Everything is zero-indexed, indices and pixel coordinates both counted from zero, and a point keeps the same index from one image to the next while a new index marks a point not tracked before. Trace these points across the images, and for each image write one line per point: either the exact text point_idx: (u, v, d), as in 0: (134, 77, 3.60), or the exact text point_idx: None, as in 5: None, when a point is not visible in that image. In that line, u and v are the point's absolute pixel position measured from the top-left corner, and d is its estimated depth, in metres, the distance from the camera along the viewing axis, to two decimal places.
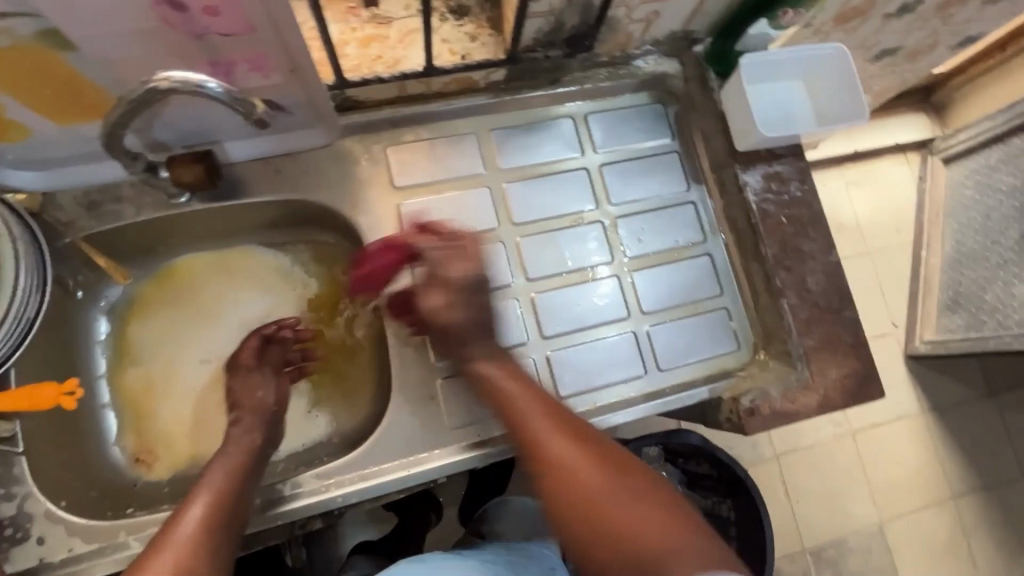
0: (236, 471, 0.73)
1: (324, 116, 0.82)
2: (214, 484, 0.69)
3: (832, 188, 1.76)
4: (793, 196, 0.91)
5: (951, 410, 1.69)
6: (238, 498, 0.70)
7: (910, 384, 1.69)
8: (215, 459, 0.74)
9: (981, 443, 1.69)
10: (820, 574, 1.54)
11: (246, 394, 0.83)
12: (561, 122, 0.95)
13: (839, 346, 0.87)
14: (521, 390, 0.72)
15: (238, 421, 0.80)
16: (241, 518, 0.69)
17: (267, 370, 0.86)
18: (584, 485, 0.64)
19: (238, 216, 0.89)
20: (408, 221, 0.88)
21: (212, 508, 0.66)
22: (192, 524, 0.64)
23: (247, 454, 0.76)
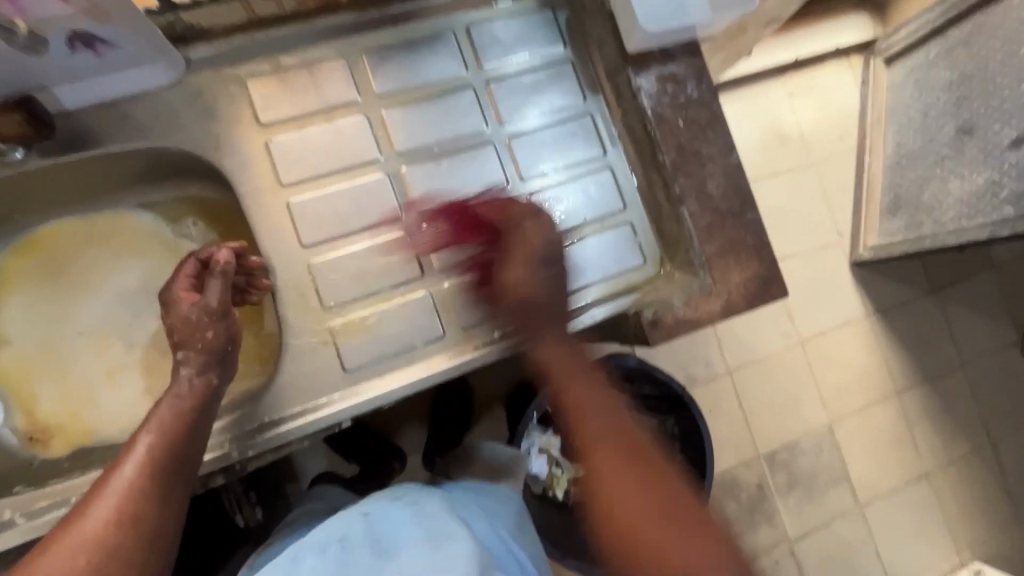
0: (187, 409, 0.67)
1: (160, 49, 0.74)
2: (161, 421, 0.65)
3: (774, 98, 1.69)
4: (690, 96, 0.86)
5: (893, 310, 1.74)
6: (188, 437, 0.65)
7: (855, 290, 1.71)
8: (165, 396, 0.68)
9: (924, 338, 1.75)
10: (775, 476, 1.59)
11: (188, 332, 0.71)
12: (440, 38, 0.88)
13: (741, 249, 0.85)
14: (587, 391, 0.64)
15: (186, 360, 0.70)
16: (192, 456, 0.65)
17: (208, 306, 0.71)
18: (619, 487, 0.58)
19: (94, 175, 0.82)
20: (281, 161, 0.82)
21: (158, 446, 0.63)
22: (138, 461, 0.61)
23: (198, 398, 0.69)
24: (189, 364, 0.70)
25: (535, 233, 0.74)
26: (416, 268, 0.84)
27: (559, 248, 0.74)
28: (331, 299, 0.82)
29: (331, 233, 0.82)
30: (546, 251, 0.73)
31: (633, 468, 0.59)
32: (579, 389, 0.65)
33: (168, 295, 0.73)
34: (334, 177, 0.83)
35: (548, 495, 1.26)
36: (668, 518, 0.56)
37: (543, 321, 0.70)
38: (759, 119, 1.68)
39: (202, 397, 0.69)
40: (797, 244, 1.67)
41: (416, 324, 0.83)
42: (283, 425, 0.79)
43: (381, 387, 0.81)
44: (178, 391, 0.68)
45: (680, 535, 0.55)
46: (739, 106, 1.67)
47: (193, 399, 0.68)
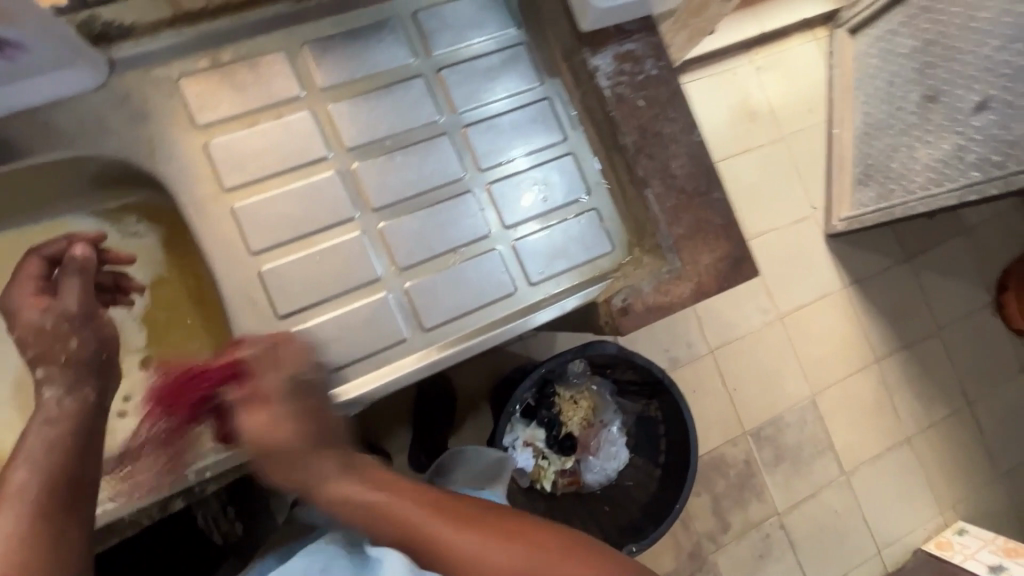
0: (66, 435, 0.60)
1: (76, 51, 0.68)
2: (34, 451, 0.58)
3: (741, 73, 1.67)
4: (649, 75, 0.84)
5: (869, 280, 1.74)
6: (75, 463, 0.59)
7: (831, 261, 1.71)
8: (32, 424, 0.60)
9: (900, 307, 1.76)
10: (761, 452, 1.60)
11: (44, 345, 0.65)
12: (385, 25, 0.83)
13: (709, 230, 0.83)
14: (392, 497, 0.61)
15: (48, 377, 0.64)
16: (86, 480, 0.60)
17: (67, 311, 0.67)
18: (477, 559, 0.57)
19: (23, 188, 0.77)
20: (223, 163, 0.77)
21: (39, 482, 0.56)
22: (19, 500, 0.54)
23: (80, 418, 0.62)
24: (53, 382, 0.63)
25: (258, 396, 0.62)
26: (374, 268, 0.80)
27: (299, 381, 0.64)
28: (286, 308, 0.78)
29: (282, 237, 0.78)
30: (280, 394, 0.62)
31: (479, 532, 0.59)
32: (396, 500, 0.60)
33: (10, 305, 0.67)
34: (281, 177, 0.79)
35: (535, 487, 1.26)
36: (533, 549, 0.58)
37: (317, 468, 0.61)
38: (726, 95, 1.66)
39: (79, 415, 0.62)
40: (771, 220, 1.67)
41: (379, 326, 0.80)
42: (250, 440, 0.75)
43: (349, 395, 0.77)
44: (47, 413, 0.61)
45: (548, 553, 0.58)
46: (707, 83, 1.65)
47: (64, 418, 0.61)
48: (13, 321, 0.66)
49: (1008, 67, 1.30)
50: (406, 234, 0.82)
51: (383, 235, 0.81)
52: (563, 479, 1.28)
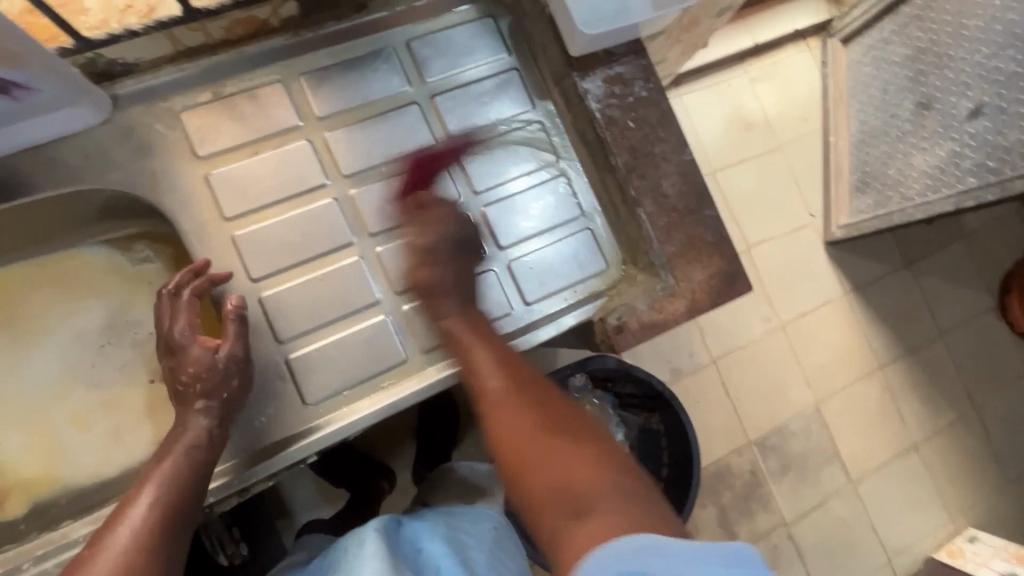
0: (199, 459, 0.70)
1: (82, 89, 0.70)
2: (166, 470, 0.67)
3: (735, 84, 1.69)
4: (638, 96, 0.85)
5: (870, 287, 1.75)
6: (193, 486, 0.68)
7: (831, 269, 1.71)
8: (180, 443, 0.70)
9: (902, 312, 1.76)
10: (766, 461, 1.59)
11: (213, 381, 0.72)
12: (379, 54, 0.85)
13: (702, 247, 0.84)
14: (478, 341, 0.75)
15: (205, 408, 0.72)
16: (191, 509, 0.67)
17: (234, 355, 0.73)
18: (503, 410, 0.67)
19: (32, 219, 0.78)
20: (223, 193, 0.79)
21: (167, 495, 0.65)
22: (132, 518, 0.62)
23: (207, 446, 0.71)
24: (206, 414, 0.72)
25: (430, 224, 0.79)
26: (373, 292, 0.82)
27: (463, 238, 0.81)
28: (285, 333, 0.79)
29: (284, 263, 0.80)
30: (444, 241, 0.79)
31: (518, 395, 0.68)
32: (478, 345, 0.75)
33: (177, 340, 0.74)
34: (282, 205, 0.81)
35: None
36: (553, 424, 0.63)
37: (444, 298, 0.78)
38: (720, 106, 1.67)
39: (208, 445, 0.71)
40: (770, 229, 1.67)
41: (379, 349, 0.81)
42: (268, 457, 0.77)
43: (348, 417, 0.78)
44: (184, 440, 0.70)
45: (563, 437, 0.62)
46: (702, 95, 1.66)
47: (195, 447, 0.70)
48: (179, 356, 0.74)
49: (1001, 74, 1.31)
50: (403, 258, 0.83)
51: (381, 259, 0.83)
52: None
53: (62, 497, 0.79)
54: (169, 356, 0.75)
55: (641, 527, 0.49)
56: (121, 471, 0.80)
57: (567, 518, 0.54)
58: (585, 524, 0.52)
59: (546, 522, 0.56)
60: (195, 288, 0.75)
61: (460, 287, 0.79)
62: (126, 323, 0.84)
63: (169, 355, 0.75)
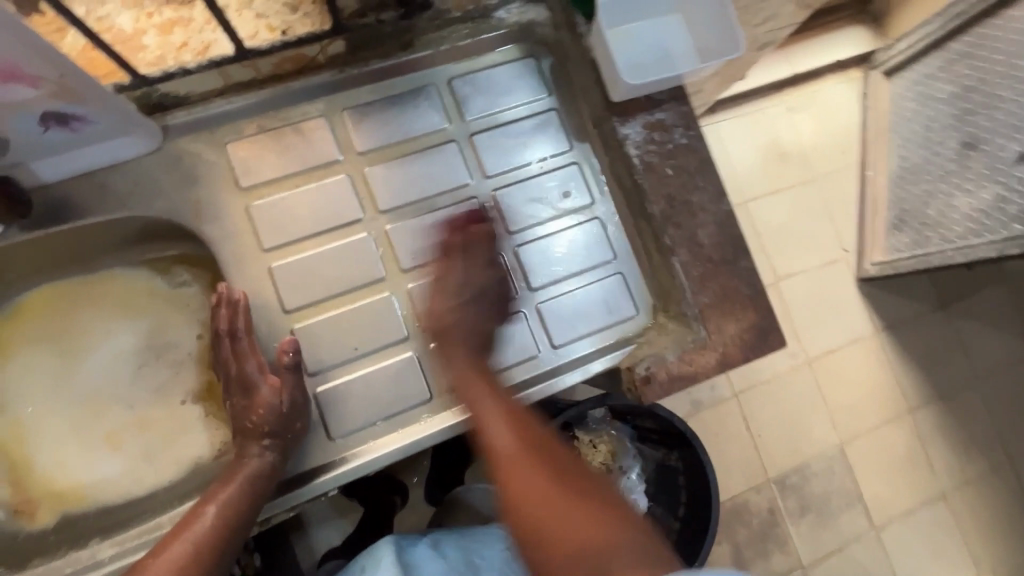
0: (256, 490, 0.72)
1: (136, 121, 0.73)
2: (229, 497, 0.70)
3: (772, 115, 1.64)
4: (678, 143, 0.84)
5: (903, 327, 1.69)
6: (247, 514, 0.70)
7: (863, 307, 1.65)
8: (242, 470, 0.72)
9: (934, 354, 1.69)
10: (786, 501, 1.54)
11: (282, 422, 0.74)
12: (421, 92, 0.86)
13: (736, 298, 0.83)
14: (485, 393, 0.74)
15: (271, 446, 0.74)
16: (242, 536, 0.70)
17: (296, 400, 0.75)
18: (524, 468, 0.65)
19: (81, 241, 0.80)
20: (262, 223, 0.80)
21: (221, 521, 0.68)
22: (191, 541, 0.66)
23: (263, 478, 0.73)
24: (270, 450, 0.73)
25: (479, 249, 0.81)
26: (402, 330, 0.82)
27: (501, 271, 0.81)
28: (314, 365, 0.80)
29: (318, 295, 0.81)
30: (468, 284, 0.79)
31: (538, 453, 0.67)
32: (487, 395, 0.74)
33: (248, 378, 0.75)
34: (320, 237, 0.82)
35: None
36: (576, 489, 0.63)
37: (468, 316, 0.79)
38: (756, 135, 1.63)
39: (263, 477, 0.73)
40: (802, 262, 1.61)
41: (406, 385, 0.81)
42: (298, 486, 0.78)
43: (370, 454, 0.79)
44: (248, 469, 0.72)
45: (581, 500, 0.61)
46: (737, 124, 1.62)
47: (256, 478, 0.72)
48: (251, 397, 0.75)
49: None
50: None
51: (413, 297, 0.83)
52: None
53: (91, 512, 0.81)
54: (241, 396, 0.76)
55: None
56: (153, 489, 0.82)
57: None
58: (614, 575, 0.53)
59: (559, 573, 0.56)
60: (234, 325, 0.75)
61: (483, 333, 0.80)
62: (160, 344, 0.86)
63: (240, 394, 0.76)
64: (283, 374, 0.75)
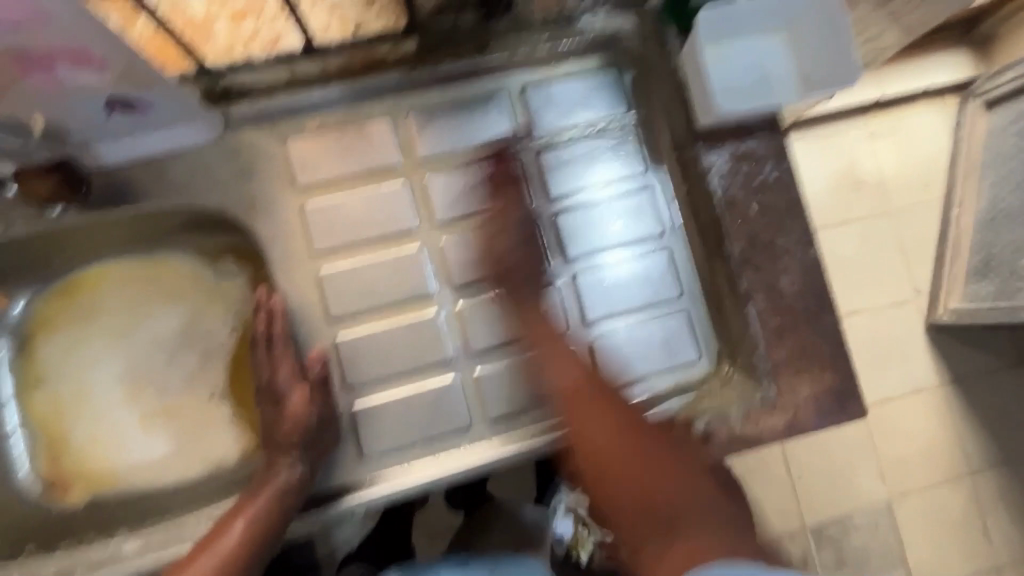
0: (286, 505, 0.69)
1: (197, 110, 0.71)
2: (258, 511, 0.68)
3: (850, 140, 1.24)
4: (768, 179, 0.76)
5: (977, 380, 1.25)
6: (275, 530, 0.68)
7: (926, 353, 1.23)
8: (270, 483, 0.70)
9: (1008, 412, 1.25)
10: (822, 557, 1.17)
11: (312, 436, 0.72)
12: (491, 99, 0.81)
13: (815, 356, 0.74)
14: (551, 345, 0.75)
15: (300, 458, 0.71)
16: (268, 553, 0.68)
17: (325, 412, 0.72)
18: (614, 459, 0.68)
19: (135, 222, 0.79)
20: (315, 225, 0.77)
21: (251, 536, 0.67)
22: (219, 555, 0.65)
23: (293, 495, 0.70)
24: (298, 464, 0.71)
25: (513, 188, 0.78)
26: (446, 351, 0.78)
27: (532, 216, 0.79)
28: (354, 378, 0.77)
29: (362, 305, 0.77)
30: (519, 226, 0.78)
31: (627, 435, 0.70)
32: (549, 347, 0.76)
33: (278, 388, 0.73)
34: (371, 244, 0.78)
35: (570, 560, 0.84)
36: (655, 454, 0.68)
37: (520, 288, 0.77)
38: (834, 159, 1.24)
39: (294, 492, 0.70)
40: (871, 296, 1.23)
41: (444, 409, 0.77)
42: (324, 505, 0.74)
43: (403, 479, 0.75)
44: (276, 484, 0.70)
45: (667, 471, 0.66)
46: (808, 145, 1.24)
47: (285, 492, 0.69)
48: (279, 408, 0.72)
49: None
50: (483, 320, 0.79)
51: (462, 315, 0.79)
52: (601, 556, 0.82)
53: (120, 496, 0.81)
54: (270, 407, 0.73)
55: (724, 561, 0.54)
56: (183, 482, 0.82)
57: (655, 535, 0.61)
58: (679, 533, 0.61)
59: (633, 534, 0.63)
60: (262, 331, 0.73)
61: (531, 268, 0.78)
62: (197, 334, 0.85)
63: (269, 405, 0.73)
64: (311, 386, 0.73)
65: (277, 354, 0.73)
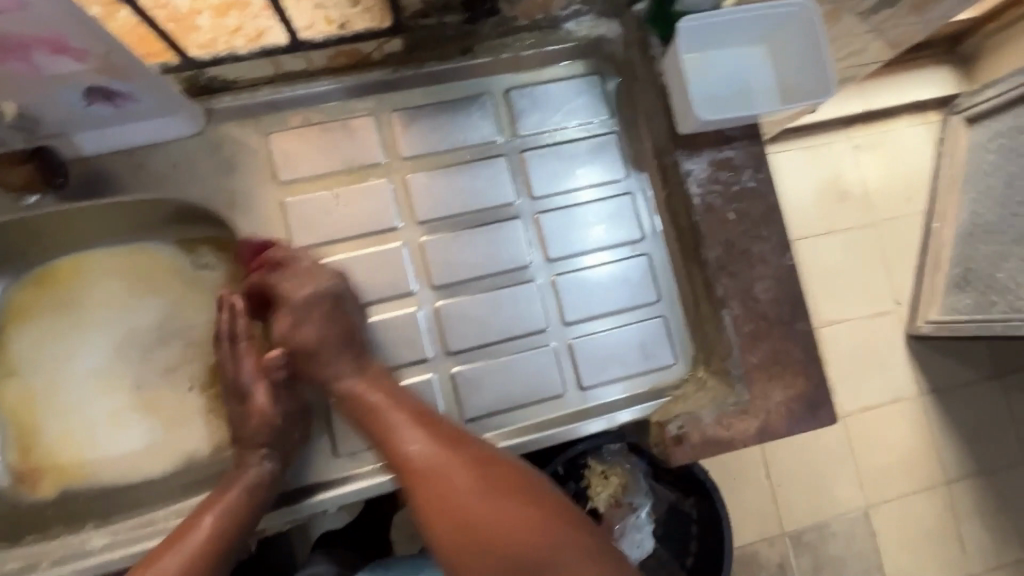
0: (256, 500, 0.70)
1: (179, 103, 0.70)
2: (229, 505, 0.68)
3: (836, 152, 1.26)
4: (745, 187, 0.77)
5: (955, 390, 1.27)
6: (244, 525, 0.68)
7: (908, 365, 1.25)
8: (239, 478, 0.70)
9: (984, 422, 1.27)
10: (799, 563, 1.18)
11: (281, 432, 0.72)
12: (475, 100, 0.81)
13: (788, 362, 0.76)
14: (393, 411, 0.69)
15: (271, 455, 0.71)
16: (237, 549, 0.67)
17: (289, 409, 0.74)
18: (469, 518, 0.60)
19: (113, 214, 0.79)
20: (297, 221, 0.77)
21: (220, 530, 0.66)
22: (184, 552, 0.63)
23: (261, 490, 0.70)
24: (269, 460, 0.71)
25: (300, 283, 0.73)
26: (424, 350, 0.78)
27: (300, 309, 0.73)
28: (330, 376, 0.76)
29: None
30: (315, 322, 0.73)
31: (484, 494, 0.61)
32: (394, 412, 0.69)
33: (245, 386, 0.74)
34: (352, 241, 0.78)
35: None
36: (517, 502, 0.60)
37: (332, 364, 0.73)
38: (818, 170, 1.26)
39: (263, 488, 0.70)
40: (855, 307, 1.24)
41: None
42: (295, 501, 0.75)
43: (373, 478, 0.74)
44: (246, 479, 0.70)
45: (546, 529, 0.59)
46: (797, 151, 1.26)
47: (256, 487, 0.70)
48: (245, 404, 0.74)
49: None
50: (461, 319, 0.79)
51: (440, 315, 0.79)
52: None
53: (91, 490, 0.80)
54: (236, 404, 0.75)
55: None
56: (156, 476, 0.81)
57: None
58: None
59: None
60: (226, 329, 0.74)
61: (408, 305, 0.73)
62: (173, 327, 0.84)
63: (234, 402, 0.75)
64: (274, 386, 0.74)
65: (240, 353, 0.75)
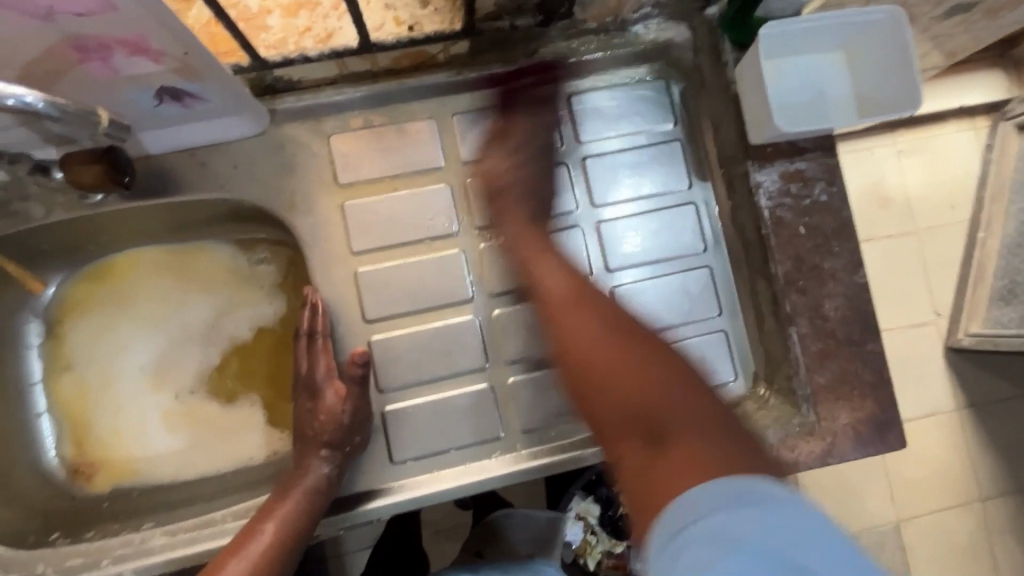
0: (315, 505, 0.70)
1: (245, 104, 0.69)
2: (288, 511, 0.68)
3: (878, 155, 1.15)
4: (817, 200, 0.74)
5: (995, 405, 1.15)
6: (304, 531, 0.68)
7: (943, 378, 1.14)
8: (299, 485, 0.70)
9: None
10: None
11: (341, 433, 0.71)
12: (538, 105, 0.80)
13: (857, 384, 0.73)
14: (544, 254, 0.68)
15: (329, 457, 0.71)
16: (298, 555, 0.68)
17: (362, 411, 0.73)
18: (591, 358, 0.57)
19: (173, 212, 0.78)
20: (354, 223, 0.76)
21: (281, 536, 0.66)
22: (249, 559, 0.64)
23: (319, 494, 0.70)
24: (328, 462, 0.71)
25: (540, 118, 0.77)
26: (481, 359, 0.77)
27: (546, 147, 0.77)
28: (387, 383, 0.76)
29: (402, 309, 0.77)
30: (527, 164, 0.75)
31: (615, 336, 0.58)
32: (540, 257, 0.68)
33: (315, 382, 0.74)
34: (409, 247, 0.77)
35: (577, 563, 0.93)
36: (647, 355, 0.56)
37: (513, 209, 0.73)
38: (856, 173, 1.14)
39: (324, 491, 0.70)
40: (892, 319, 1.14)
41: (477, 418, 0.76)
42: (348, 508, 0.74)
43: (430, 486, 0.74)
44: (306, 484, 0.70)
45: (663, 380, 0.54)
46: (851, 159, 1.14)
47: (314, 493, 0.70)
48: (315, 401, 0.74)
49: None
50: (520, 328, 0.78)
51: (497, 323, 0.78)
52: (607, 562, 0.92)
53: (142, 485, 0.81)
54: (306, 399, 0.75)
55: (731, 480, 0.46)
56: (207, 474, 0.81)
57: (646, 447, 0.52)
58: (665, 441, 0.51)
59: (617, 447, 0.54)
60: (305, 325, 0.74)
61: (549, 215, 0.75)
62: (227, 325, 0.84)
63: (305, 397, 0.75)
64: (350, 383, 0.72)
65: (318, 350, 0.74)
